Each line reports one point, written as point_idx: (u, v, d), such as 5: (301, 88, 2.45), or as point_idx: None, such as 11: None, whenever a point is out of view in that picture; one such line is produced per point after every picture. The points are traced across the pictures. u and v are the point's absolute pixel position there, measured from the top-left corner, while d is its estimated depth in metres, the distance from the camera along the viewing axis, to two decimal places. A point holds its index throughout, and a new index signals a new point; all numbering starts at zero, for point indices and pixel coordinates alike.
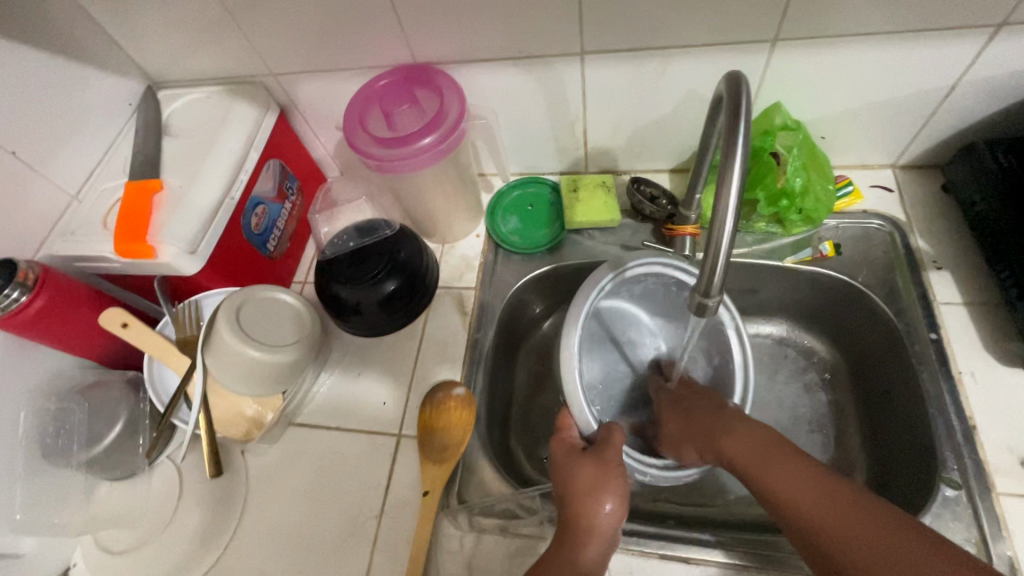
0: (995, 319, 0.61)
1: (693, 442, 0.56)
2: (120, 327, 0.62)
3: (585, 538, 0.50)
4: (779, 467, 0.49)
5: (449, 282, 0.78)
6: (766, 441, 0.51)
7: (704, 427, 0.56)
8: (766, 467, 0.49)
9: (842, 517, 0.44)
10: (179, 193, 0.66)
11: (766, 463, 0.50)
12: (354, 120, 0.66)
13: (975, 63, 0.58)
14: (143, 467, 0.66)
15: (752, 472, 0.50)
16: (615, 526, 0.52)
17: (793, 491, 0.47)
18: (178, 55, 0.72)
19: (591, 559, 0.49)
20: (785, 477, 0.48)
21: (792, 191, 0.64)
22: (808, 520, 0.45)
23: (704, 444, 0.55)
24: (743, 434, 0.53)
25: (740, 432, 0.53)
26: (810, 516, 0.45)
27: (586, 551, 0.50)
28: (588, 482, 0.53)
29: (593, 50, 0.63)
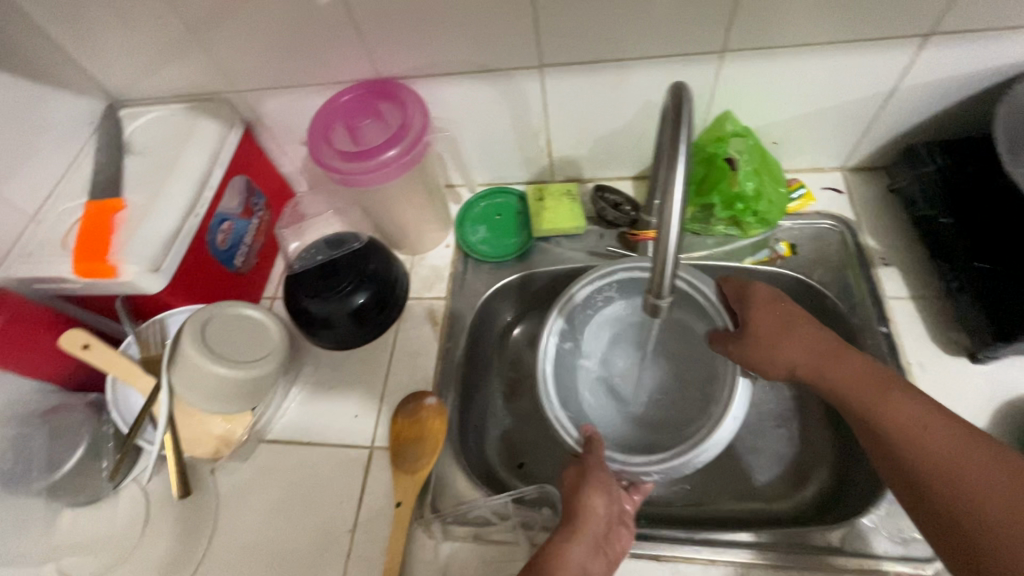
0: (941, 311, 0.64)
1: (801, 360, 0.55)
2: (81, 349, 0.61)
3: (570, 536, 0.49)
4: (895, 398, 0.49)
5: (420, 292, 0.78)
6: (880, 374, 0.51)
7: (813, 354, 0.55)
8: (879, 397, 0.50)
9: (956, 455, 0.45)
10: (141, 211, 0.66)
11: (876, 394, 0.50)
12: (319, 135, 0.66)
13: (909, 70, 0.61)
14: (108, 491, 0.64)
15: (855, 399, 0.51)
16: (604, 526, 0.51)
17: (913, 424, 0.47)
18: (138, 73, 0.71)
19: (577, 559, 0.48)
20: (900, 411, 0.48)
21: (745, 195, 0.67)
22: (917, 454, 0.46)
23: (812, 365, 0.54)
24: (852, 363, 0.53)
25: (852, 360, 0.53)
26: (924, 448, 0.46)
27: (570, 548, 0.48)
28: (577, 481, 0.53)
29: (552, 63, 0.65)
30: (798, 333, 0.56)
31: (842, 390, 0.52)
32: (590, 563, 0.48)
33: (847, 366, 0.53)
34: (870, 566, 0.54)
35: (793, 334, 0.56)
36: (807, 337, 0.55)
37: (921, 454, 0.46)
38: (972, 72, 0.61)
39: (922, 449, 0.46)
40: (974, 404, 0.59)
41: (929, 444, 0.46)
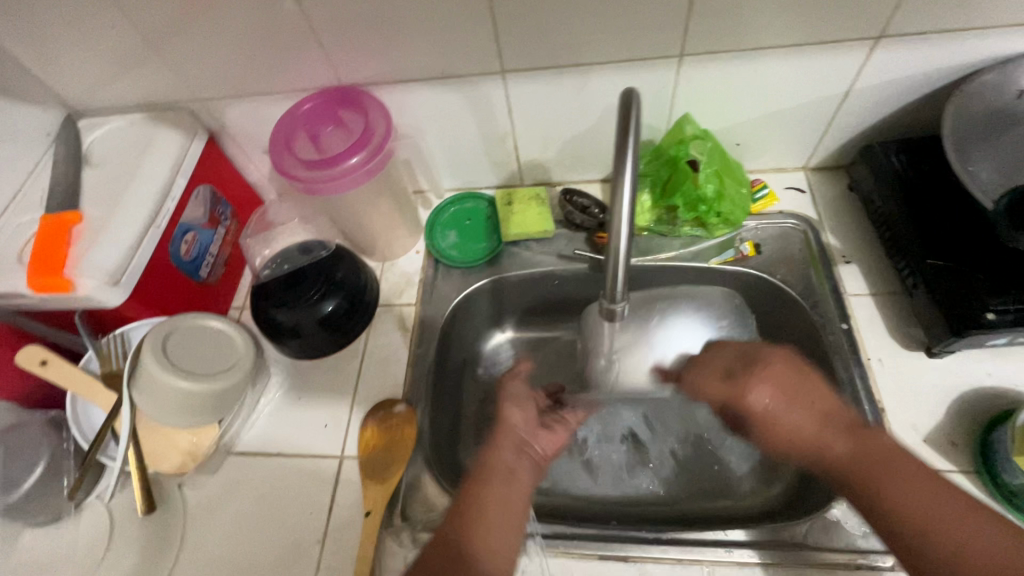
0: (900, 307, 0.66)
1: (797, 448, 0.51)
2: (39, 366, 0.59)
3: (497, 443, 0.54)
4: (900, 481, 0.46)
5: (390, 299, 0.78)
6: (888, 449, 0.48)
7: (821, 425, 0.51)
8: (887, 478, 0.46)
9: (974, 543, 0.42)
10: (99, 223, 0.65)
11: (881, 472, 0.47)
12: (281, 144, 0.66)
13: (862, 72, 0.63)
14: (69, 509, 0.63)
15: (861, 482, 0.47)
16: (529, 437, 0.56)
17: (918, 505, 0.45)
18: (96, 82, 0.70)
19: (503, 462, 0.53)
20: (909, 489, 0.45)
21: (707, 197, 0.68)
22: (933, 540, 0.43)
23: (810, 440, 0.51)
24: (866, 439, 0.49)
25: (867, 440, 0.49)
26: (941, 533, 0.43)
27: (498, 456, 0.54)
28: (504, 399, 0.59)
29: (514, 68, 0.65)
30: (788, 399, 0.52)
31: (836, 467, 0.49)
32: (522, 467, 0.54)
33: (855, 442, 0.49)
34: (835, 560, 0.54)
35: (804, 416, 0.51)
36: (796, 402, 0.52)
37: (936, 542, 0.43)
38: (922, 72, 0.62)
39: (939, 540, 0.43)
40: (932, 397, 0.60)
41: (947, 534, 0.43)
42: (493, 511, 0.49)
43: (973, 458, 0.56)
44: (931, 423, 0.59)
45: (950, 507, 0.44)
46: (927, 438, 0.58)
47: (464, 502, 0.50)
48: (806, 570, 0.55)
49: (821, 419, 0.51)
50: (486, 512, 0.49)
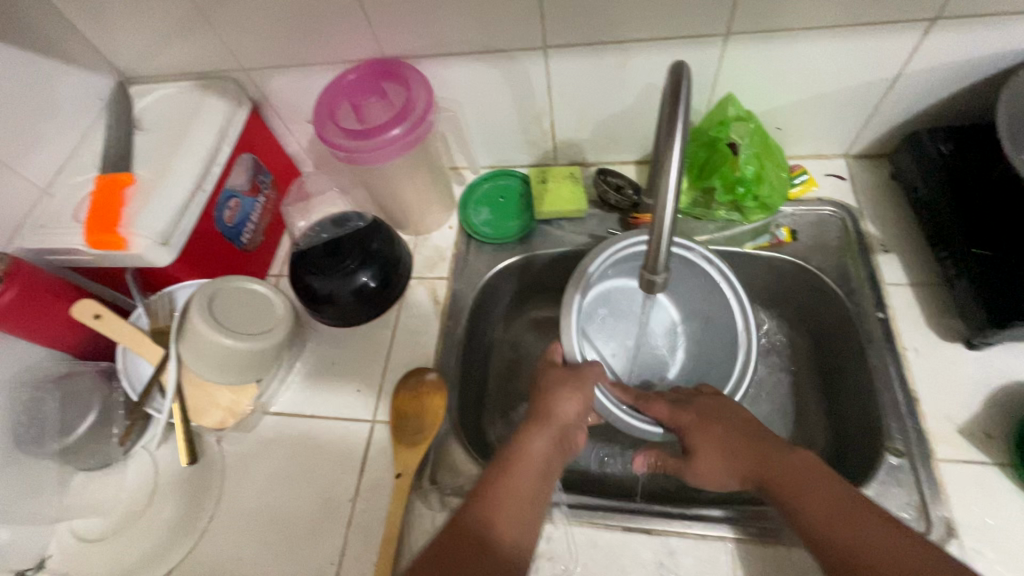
0: (938, 297, 0.65)
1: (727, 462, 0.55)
2: (92, 319, 0.63)
3: (537, 425, 0.56)
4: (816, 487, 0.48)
5: (422, 272, 0.79)
6: (790, 460, 0.51)
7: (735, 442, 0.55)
8: (794, 483, 0.49)
9: (833, 510, 0.46)
10: (151, 185, 0.67)
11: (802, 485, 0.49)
12: (324, 113, 0.67)
13: (913, 56, 0.61)
14: (118, 456, 0.66)
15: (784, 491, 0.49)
16: (570, 425, 0.57)
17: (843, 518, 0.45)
18: (147, 51, 0.72)
19: (538, 451, 0.54)
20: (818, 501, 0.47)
21: (746, 178, 0.67)
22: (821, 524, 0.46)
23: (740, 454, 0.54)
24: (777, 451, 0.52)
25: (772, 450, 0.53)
26: (831, 522, 0.45)
27: (532, 439, 0.55)
28: (554, 384, 0.59)
29: (555, 44, 0.65)
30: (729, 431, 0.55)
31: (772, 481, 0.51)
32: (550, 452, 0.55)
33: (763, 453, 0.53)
34: None
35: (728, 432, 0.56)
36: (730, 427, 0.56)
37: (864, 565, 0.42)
38: (976, 57, 0.61)
39: (835, 536, 0.45)
40: (967, 389, 0.59)
41: (830, 517, 0.46)
42: (509, 503, 0.49)
43: (1010, 451, 0.56)
44: (966, 415, 0.58)
45: (826, 486, 0.48)
46: (961, 429, 0.58)
47: (500, 463, 0.52)
48: None
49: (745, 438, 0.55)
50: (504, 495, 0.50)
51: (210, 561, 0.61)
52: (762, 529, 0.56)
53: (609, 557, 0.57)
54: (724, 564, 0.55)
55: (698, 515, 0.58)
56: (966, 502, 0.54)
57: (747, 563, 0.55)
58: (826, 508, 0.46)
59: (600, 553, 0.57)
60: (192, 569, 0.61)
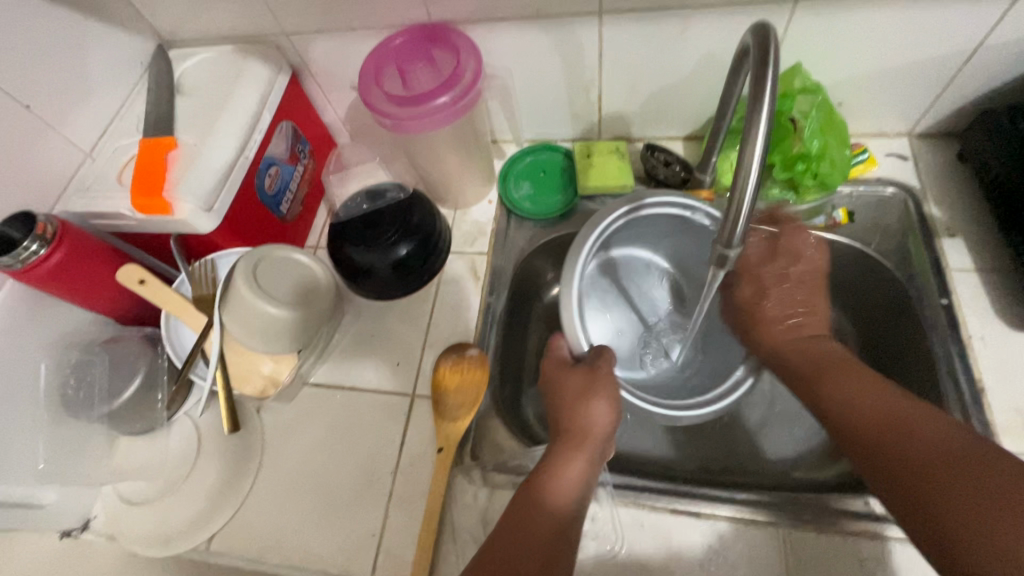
0: (1006, 284, 0.62)
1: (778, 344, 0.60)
2: (137, 284, 0.62)
3: (573, 449, 0.53)
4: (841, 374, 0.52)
5: (462, 247, 0.78)
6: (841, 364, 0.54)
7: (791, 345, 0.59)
8: (830, 375, 0.53)
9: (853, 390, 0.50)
10: (193, 149, 0.66)
11: (836, 372, 0.53)
12: (369, 79, 0.65)
13: (998, 26, 0.57)
14: (162, 422, 0.67)
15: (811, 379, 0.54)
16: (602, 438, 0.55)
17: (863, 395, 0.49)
18: (189, 13, 0.71)
19: (572, 478, 0.51)
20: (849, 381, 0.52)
21: (809, 154, 0.63)
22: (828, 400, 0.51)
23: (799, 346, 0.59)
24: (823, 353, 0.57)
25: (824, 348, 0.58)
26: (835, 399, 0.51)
27: (568, 467, 0.51)
28: (576, 398, 0.56)
29: (611, 10, 0.62)
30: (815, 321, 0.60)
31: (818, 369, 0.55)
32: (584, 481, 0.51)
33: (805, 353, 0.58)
34: None
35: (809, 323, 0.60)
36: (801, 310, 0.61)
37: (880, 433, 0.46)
38: None
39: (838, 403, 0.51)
40: None
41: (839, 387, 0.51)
42: (535, 530, 0.46)
43: None
44: None
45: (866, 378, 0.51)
46: None
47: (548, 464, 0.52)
48: (881, 542, 0.53)
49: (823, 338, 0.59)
50: (529, 519, 0.47)
51: (252, 528, 0.62)
52: (814, 516, 0.54)
53: (656, 539, 0.56)
54: (776, 550, 0.54)
55: (746, 500, 0.56)
56: None
57: (799, 551, 0.53)
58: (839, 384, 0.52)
59: (646, 536, 0.56)
60: (235, 535, 0.62)
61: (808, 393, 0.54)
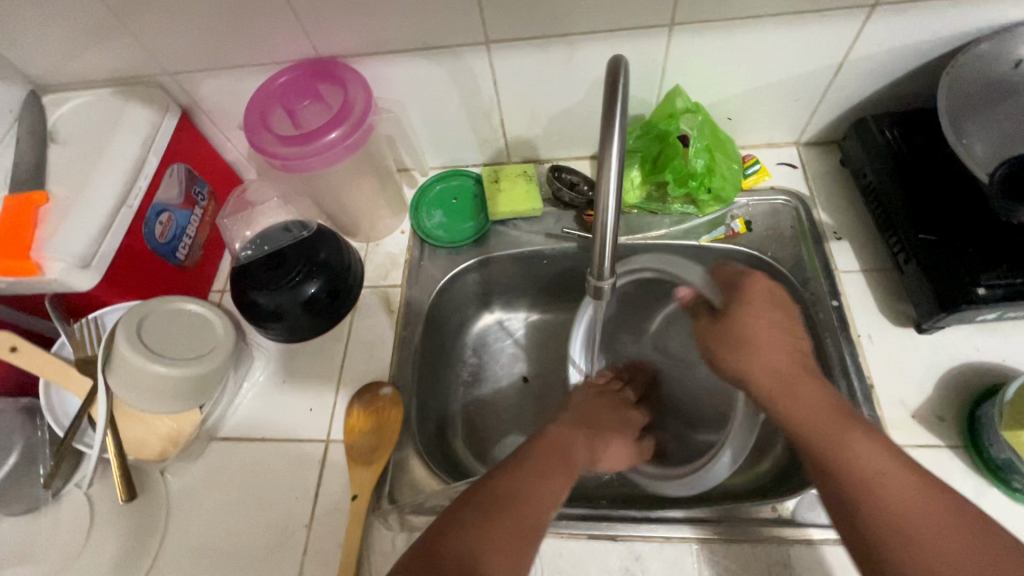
0: (890, 283, 0.65)
1: (760, 375, 0.50)
2: (7, 352, 0.58)
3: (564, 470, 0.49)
4: (859, 438, 0.45)
5: (375, 281, 0.76)
6: (828, 405, 0.47)
7: (767, 379, 0.50)
8: (826, 427, 0.46)
9: (868, 455, 0.44)
10: (66, 203, 0.61)
11: (841, 440, 0.45)
12: (255, 119, 0.63)
13: (856, 42, 0.61)
14: (47, 500, 0.61)
15: (797, 422, 0.48)
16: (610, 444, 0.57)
17: (879, 470, 0.43)
18: (59, 57, 0.67)
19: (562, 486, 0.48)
20: (867, 455, 0.44)
21: (697, 172, 0.66)
22: (836, 455, 0.45)
23: (772, 383, 0.50)
24: (815, 393, 0.48)
25: (808, 391, 0.49)
26: (850, 461, 0.44)
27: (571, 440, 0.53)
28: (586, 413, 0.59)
29: (497, 39, 0.62)
30: (776, 327, 0.52)
31: (796, 418, 0.48)
32: (583, 453, 0.53)
33: (804, 401, 0.48)
34: (825, 537, 0.54)
35: (770, 331, 0.52)
36: (782, 338, 0.51)
37: (895, 534, 0.41)
38: (918, 42, 0.61)
39: (847, 463, 0.44)
40: (919, 373, 0.60)
41: (854, 453, 0.44)
42: None
43: (963, 433, 0.56)
44: (920, 399, 0.59)
45: (868, 445, 0.44)
46: (916, 414, 0.58)
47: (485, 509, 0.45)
48: (790, 547, 0.54)
49: (794, 355, 0.51)
50: None
51: None
52: (726, 527, 0.55)
53: (575, 567, 0.55)
54: (691, 567, 0.54)
55: (662, 517, 0.57)
56: None
57: (713, 563, 0.54)
58: (844, 440, 0.45)
59: (566, 565, 0.55)
60: None
61: (789, 423, 0.48)
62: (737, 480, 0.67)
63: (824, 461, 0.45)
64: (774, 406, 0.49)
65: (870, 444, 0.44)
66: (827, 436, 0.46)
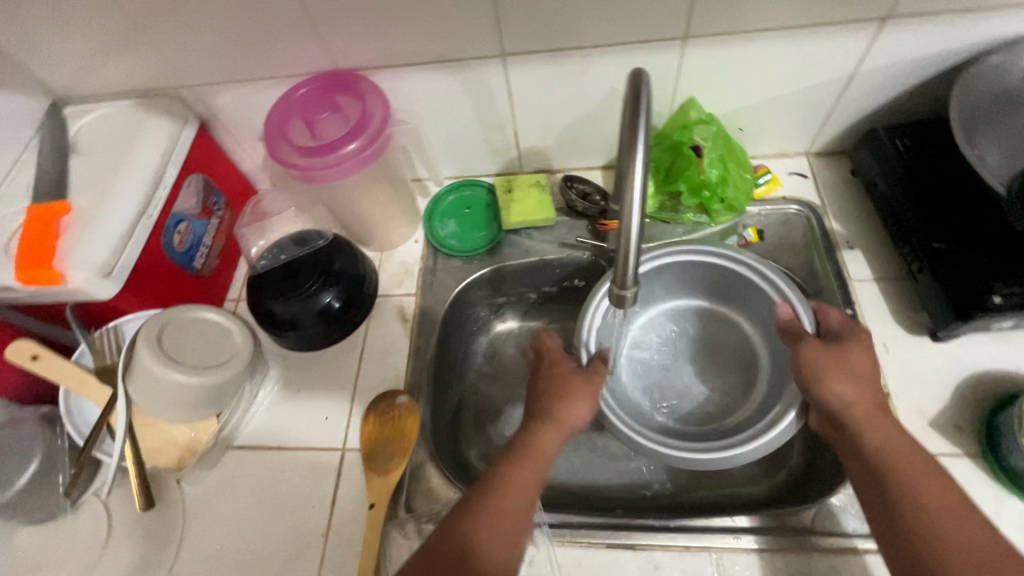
0: (903, 292, 0.66)
1: (849, 404, 0.52)
2: (29, 360, 0.58)
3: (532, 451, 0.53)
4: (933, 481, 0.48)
5: (389, 289, 0.77)
6: (906, 443, 0.50)
7: (856, 410, 0.52)
8: (901, 463, 0.49)
9: (939, 496, 0.47)
10: (89, 213, 0.62)
11: (915, 479, 0.48)
12: (275, 130, 0.64)
13: (868, 54, 0.62)
14: (66, 508, 0.62)
15: (880, 456, 0.50)
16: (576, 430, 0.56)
17: (947, 512, 0.47)
18: (80, 69, 0.68)
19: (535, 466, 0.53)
20: (924, 481, 0.48)
21: (711, 182, 0.67)
22: (911, 492, 0.48)
23: (859, 413, 0.52)
24: (892, 431, 0.51)
25: (887, 428, 0.51)
26: (925, 499, 0.47)
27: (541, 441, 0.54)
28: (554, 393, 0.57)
29: (513, 52, 0.63)
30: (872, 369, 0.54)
31: (875, 453, 0.50)
32: (551, 445, 0.54)
33: (884, 428, 0.51)
34: (845, 546, 0.54)
35: (863, 367, 0.53)
36: (867, 375, 0.54)
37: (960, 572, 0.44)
38: (930, 54, 0.62)
39: (919, 502, 0.47)
40: (935, 381, 0.60)
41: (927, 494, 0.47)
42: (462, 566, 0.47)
43: (980, 441, 0.56)
44: (936, 407, 0.59)
45: (939, 487, 0.48)
46: (932, 422, 0.58)
47: (501, 483, 0.51)
48: (809, 556, 0.54)
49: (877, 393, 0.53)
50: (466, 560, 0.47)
51: None
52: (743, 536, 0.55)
53: None
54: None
55: (680, 526, 0.57)
56: None
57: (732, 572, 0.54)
58: (916, 481, 0.48)
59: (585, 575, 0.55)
60: None
61: (869, 455, 0.50)
62: (753, 489, 0.67)
63: (895, 496, 0.48)
64: (850, 432, 0.51)
65: (940, 488, 0.48)
66: (905, 474, 0.49)
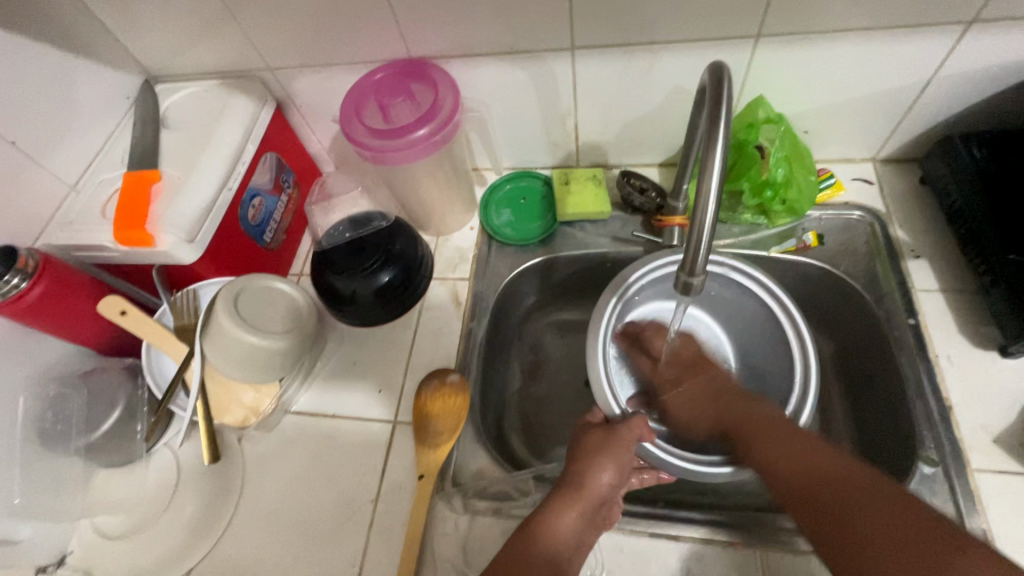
0: (971, 305, 0.64)
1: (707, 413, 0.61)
2: (117, 315, 0.63)
3: (569, 504, 0.52)
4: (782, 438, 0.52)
5: (444, 273, 0.79)
6: (759, 414, 0.56)
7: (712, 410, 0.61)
8: (756, 432, 0.55)
9: (794, 448, 0.51)
10: (177, 183, 0.67)
11: (772, 440, 0.53)
12: (350, 113, 0.67)
13: (948, 59, 0.60)
14: (141, 453, 0.67)
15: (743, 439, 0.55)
16: (603, 499, 0.54)
17: (806, 457, 0.50)
18: (175, 50, 0.73)
19: (567, 529, 0.51)
20: (771, 441, 0.53)
21: (775, 181, 0.66)
22: (769, 456, 0.52)
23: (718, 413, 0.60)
24: (747, 411, 0.58)
25: (741, 410, 0.58)
26: (781, 459, 0.51)
27: (561, 515, 0.52)
28: (586, 456, 0.56)
29: (583, 46, 0.65)
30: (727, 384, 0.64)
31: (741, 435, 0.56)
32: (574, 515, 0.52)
33: (739, 412, 0.58)
34: None
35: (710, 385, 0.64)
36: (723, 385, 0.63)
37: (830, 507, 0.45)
38: (1014, 61, 0.60)
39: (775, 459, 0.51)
40: (1001, 397, 0.58)
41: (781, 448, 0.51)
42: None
43: None
44: (1001, 424, 0.57)
45: (795, 440, 0.52)
46: (996, 438, 0.57)
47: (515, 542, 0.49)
48: None
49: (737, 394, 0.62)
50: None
51: (230, 559, 0.61)
52: (786, 538, 0.55)
53: (635, 564, 0.56)
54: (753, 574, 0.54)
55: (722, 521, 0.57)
56: (1003, 512, 0.53)
57: (775, 570, 0.54)
58: (772, 441, 0.53)
59: (627, 562, 0.56)
60: (214, 566, 0.61)
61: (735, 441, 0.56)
62: None
63: (764, 464, 0.52)
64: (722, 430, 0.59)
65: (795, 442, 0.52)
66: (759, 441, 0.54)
